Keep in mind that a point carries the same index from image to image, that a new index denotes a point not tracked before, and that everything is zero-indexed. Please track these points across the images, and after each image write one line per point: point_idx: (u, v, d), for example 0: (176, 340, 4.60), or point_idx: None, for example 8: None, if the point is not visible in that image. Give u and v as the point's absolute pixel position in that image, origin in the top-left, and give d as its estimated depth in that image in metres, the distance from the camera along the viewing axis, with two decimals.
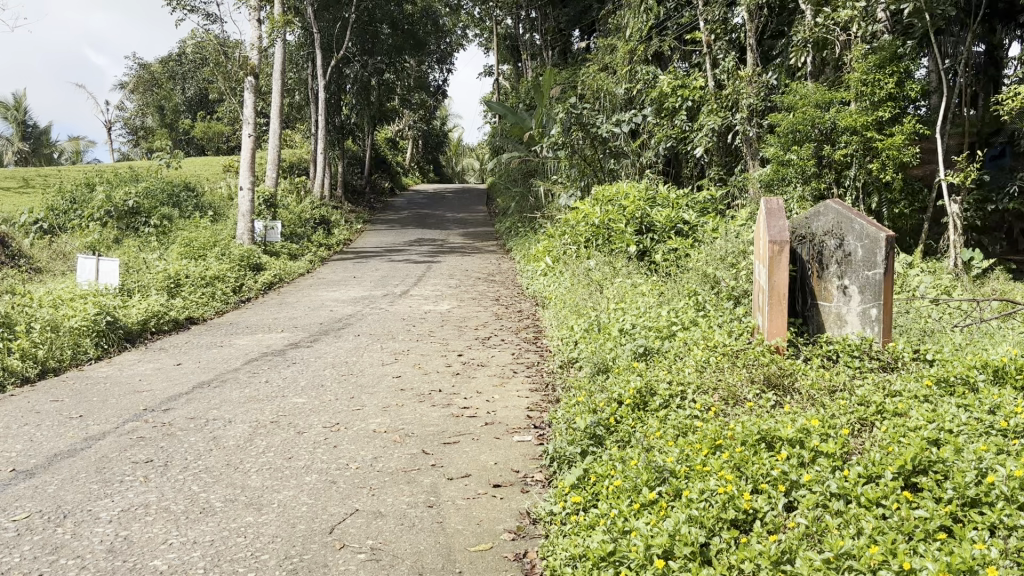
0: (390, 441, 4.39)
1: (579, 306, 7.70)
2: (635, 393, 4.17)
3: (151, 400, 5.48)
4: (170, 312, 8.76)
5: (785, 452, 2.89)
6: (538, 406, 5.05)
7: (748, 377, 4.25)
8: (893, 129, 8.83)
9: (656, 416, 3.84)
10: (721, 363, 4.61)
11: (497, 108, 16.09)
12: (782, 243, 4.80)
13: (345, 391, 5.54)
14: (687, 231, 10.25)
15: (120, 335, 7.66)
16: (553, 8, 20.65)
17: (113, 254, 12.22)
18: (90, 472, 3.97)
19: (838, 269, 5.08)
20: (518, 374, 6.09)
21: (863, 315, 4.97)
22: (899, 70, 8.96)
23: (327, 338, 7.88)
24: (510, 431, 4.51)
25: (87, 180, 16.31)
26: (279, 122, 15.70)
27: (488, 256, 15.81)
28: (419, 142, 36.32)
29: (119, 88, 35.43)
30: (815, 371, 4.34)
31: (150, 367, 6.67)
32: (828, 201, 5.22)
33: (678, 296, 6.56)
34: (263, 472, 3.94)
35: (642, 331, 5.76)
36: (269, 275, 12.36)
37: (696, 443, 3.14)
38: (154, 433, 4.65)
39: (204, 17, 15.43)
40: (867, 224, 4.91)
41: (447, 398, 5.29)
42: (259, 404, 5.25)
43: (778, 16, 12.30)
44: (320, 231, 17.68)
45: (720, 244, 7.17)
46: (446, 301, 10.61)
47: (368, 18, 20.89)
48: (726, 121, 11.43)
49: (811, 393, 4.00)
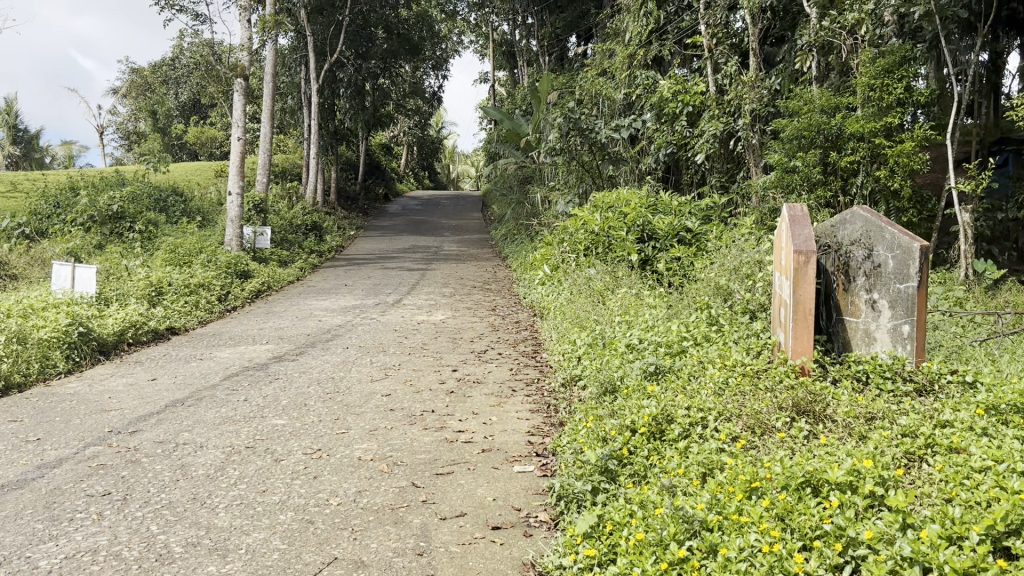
0: (377, 471, 3.95)
1: (580, 318, 7.28)
2: (651, 420, 3.74)
3: (117, 421, 5.03)
4: (150, 323, 8.32)
5: (837, 500, 2.49)
6: (540, 431, 4.61)
7: (775, 403, 3.83)
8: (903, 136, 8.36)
9: (675, 448, 3.42)
10: (741, 386, 4.20)
11: (493, 114, 15.53)
12: (809, 254, 4.38)
13: (330, 412, 5.10)
14: (690, 240, 9.87)
15: (93, 347, 7.22)
16: (550, 13, 20.14)
17: (93, 260, 11.76)
18: (37, 509, 3.53)
19: (866, 282, 4.68)
20: (517, 392, 5.65)
21: (893, 332, 4.58)
22: (909, 75, 8.52)
23: (314, 351, 7.44)
24: (509, 461, 4.07)
25: (72, 184, 15.89)
26: (271, 126, 15.27)
27: (483, 264, 15.40)
28: (414, 148, 35.98)
29: (111, 92, 35.05)
30: (849, 395, 3.93)
31: (123, 382, 6.22)
32: (855, 207, 4.81)
33: (688, 309, 6.14)
34: (233, 509, 3.50)
35: (652, 348, 5.36)
36: (257, 282, 11.94)
37: (728, 485, 2.74)
38: (117, 460, 4.22)
39: (193, 18, 15.02)
40: (899, 232, 4.50)
41: (441, 421, 4.85)
42: (236, 426, 4.82)
43: (782, 20, 11.77)
44: (312, 237, 17.26)
45: (732, 254, 6.74)
46: (441, 310, 10.20)
47: (362, 21, 20.37)
48: (727, 127, 11.05)
49: (846, 422, 3.60)
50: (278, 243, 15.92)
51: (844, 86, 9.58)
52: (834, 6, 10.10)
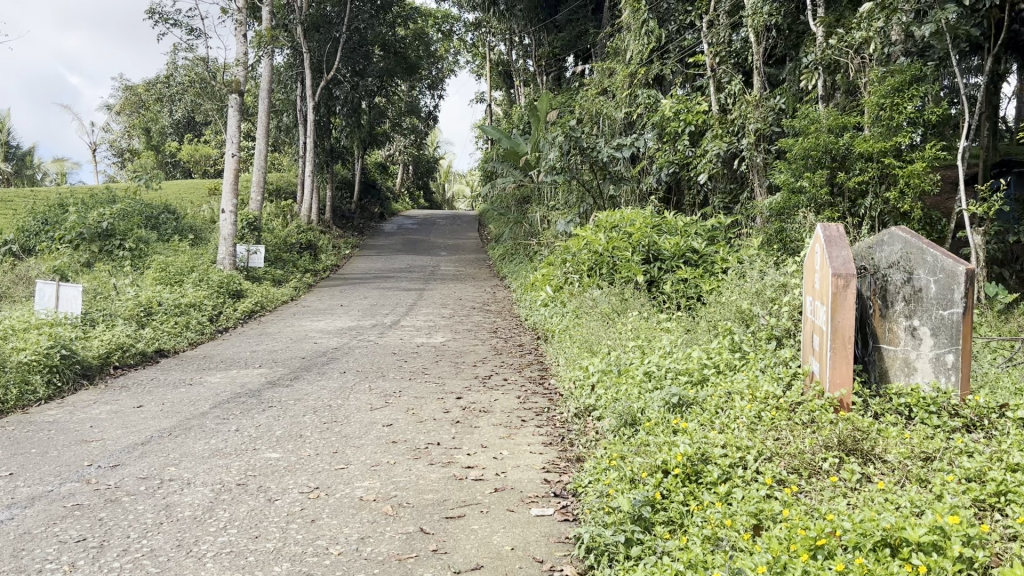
0: (380, 515, 3.59)
1: (589, 342, 6.93)
2: (684, 460, 3.38)
3: (98, 453, 4.66)
4: (137, 345, 7.96)
5: (922, 565, 2.18)
6: (556, 467, 4.27)
7: (820, 443, 3.51)
8: (914, 155, 7.94)
9: (715, 493, 3.10)
10: (777, 424, 3.88)
11: (491, 133, 15.05)
12: (848, 278, 4.04)
13: (327, 444, 4.74)
14: (697, 261, 9.59)
15: (76, 370, 6.85)
16: (547, 33, 19.70)
17: (80, 279, 11.38)
18: (2, 557, 3.17)
19: (905, 307, 4.35)
20: (527, 423, 5.29)
21: (935, 361, 4.25)
22: (919, 93, 8.03)
23: (309, 376, 7.08)
24: (525, 502, 3.72)
25: (61, 200, 15.53)
26: (266, 143, 14.94)
27: (481, 284, 15.07)
28: (410, 167, 35.78)
29: (105, 109, 34.68)
30: (900, 434, 3.60)
31: (108, 409, 5.86)
32: (894, 228, 4.49)
33: (708, 335, 5.82)
34: (222, 559, 3.14)
35: (671, 377, 5.05)
36: (249, 302, 11.58)
37: (791, 543, 2.43)
38: (95, 500, 3.85)
39: (187, 33, 14.76)
40: (941, 255, 4.16)
41: (448, 455, 4.50)
42: (227, 460, 4.46)
43: (786, 39, 11.46)
44: (306, 256, 16.93)
45: (751, 277, 6.42)
46: (440, 332, 9.83)
47: (358, 40, 19.95)
48: (731, 147, 10.78)
49: (901, 463, 3.28)
50: (271, 262, 15.57)
51: (851, 104, 9.23)
52: (841, 25, 9.92)
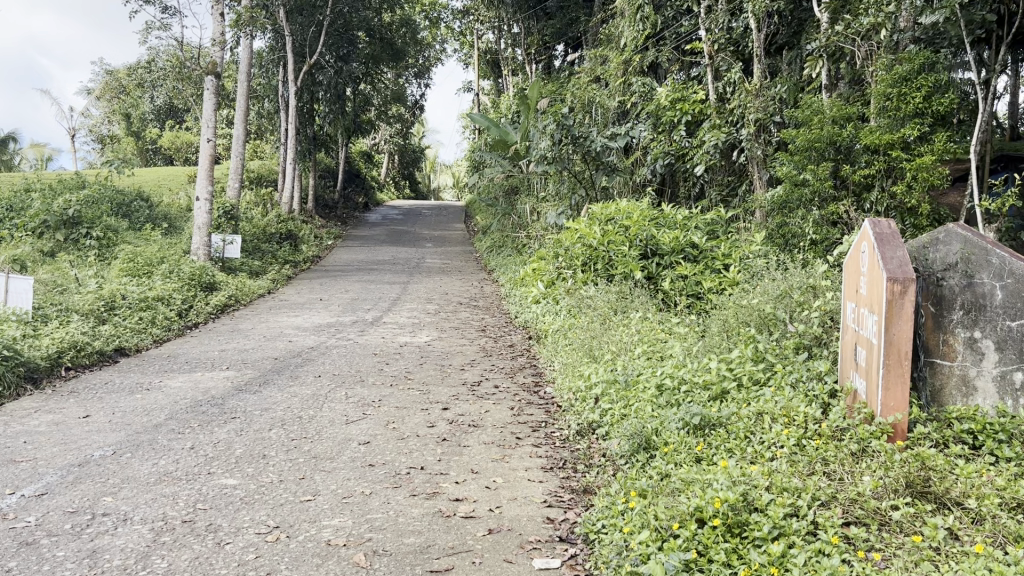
0: (351, 566, 2.97)
1: (588, 346, 6.30)
2: (725, 508, 2.75)
3: (25, 478, 3.99)
4: (94, 343, 7.26)
5: None
6: (559, 501, 3.66)
7: (884, 485, 2.91)
8: (922, 148, 7.16)
9: (767, 554, 2.51)
10: (826, 458, 3.28)
11: (479, 120, 14.14)
12: (906, 283, 3.37)
13: (294, 468, 4.11)
14: (697, 256, 8.96)
15: (21, 373, 6.17)
16: (536, 21, 18.87)
17: (40, 270, 10.64)
18: None
19: (965, 317, 3.70)
20: (521, 441, 4.67)
21: (1001, 381, 3.68)
22: (932, 82, 7.26)
23: (280, 381, 6.40)
24: (526, 550, 3.11)
25: (27, 186, 14.72)
26: (244, 128, 14.15)
27: (468, 278, 14.41)
28: (396, 157, 35.03)
29: (84, 93, 33.69)
30: (980, 473, 3.00)
31: (49, 421, 5.17)
32: (951, 226, 3.86)
33: (725, 342, 5.17)
34: None
35: (687, 391, 4.44)
36: (223, 296, 10.88)
37: None
38: (6, 543, 3.19)
39: (161, 11, 14.00)
40: (1011, 256, 3.60)
41: (432, 484, 3.86)
42: (175, 488, 3.82)
43: (788, 27, 10.76)
44: (286, 247, 16.21)
45: (770, 277, 5.81)
46: (425, 331, 9.17)
47: (343, 23, 18.97)
48: (730, 137, 10.16)
49: (995, 513, 2.69)
50: (247, 252, 14.85)
51: (856, 94, 8.53)
52: (848, 10, 9.22)
